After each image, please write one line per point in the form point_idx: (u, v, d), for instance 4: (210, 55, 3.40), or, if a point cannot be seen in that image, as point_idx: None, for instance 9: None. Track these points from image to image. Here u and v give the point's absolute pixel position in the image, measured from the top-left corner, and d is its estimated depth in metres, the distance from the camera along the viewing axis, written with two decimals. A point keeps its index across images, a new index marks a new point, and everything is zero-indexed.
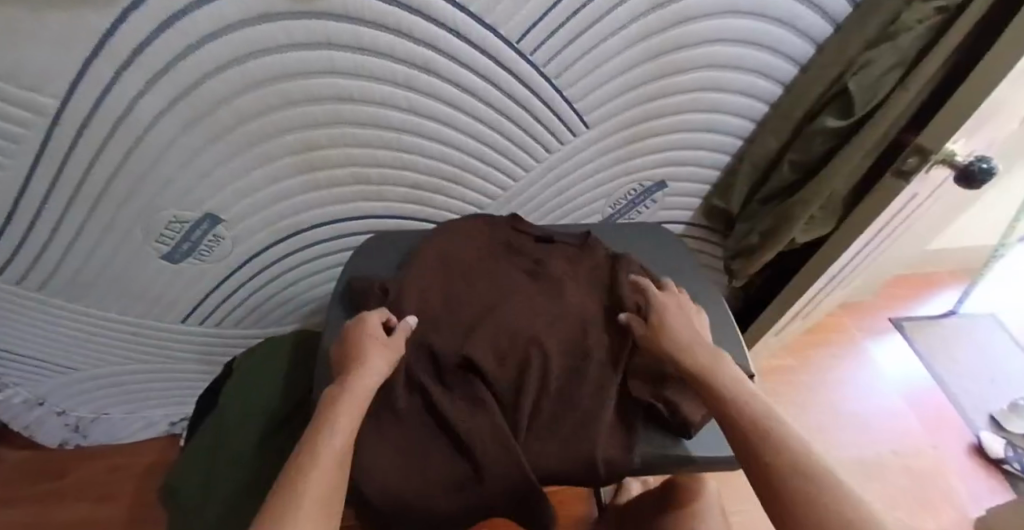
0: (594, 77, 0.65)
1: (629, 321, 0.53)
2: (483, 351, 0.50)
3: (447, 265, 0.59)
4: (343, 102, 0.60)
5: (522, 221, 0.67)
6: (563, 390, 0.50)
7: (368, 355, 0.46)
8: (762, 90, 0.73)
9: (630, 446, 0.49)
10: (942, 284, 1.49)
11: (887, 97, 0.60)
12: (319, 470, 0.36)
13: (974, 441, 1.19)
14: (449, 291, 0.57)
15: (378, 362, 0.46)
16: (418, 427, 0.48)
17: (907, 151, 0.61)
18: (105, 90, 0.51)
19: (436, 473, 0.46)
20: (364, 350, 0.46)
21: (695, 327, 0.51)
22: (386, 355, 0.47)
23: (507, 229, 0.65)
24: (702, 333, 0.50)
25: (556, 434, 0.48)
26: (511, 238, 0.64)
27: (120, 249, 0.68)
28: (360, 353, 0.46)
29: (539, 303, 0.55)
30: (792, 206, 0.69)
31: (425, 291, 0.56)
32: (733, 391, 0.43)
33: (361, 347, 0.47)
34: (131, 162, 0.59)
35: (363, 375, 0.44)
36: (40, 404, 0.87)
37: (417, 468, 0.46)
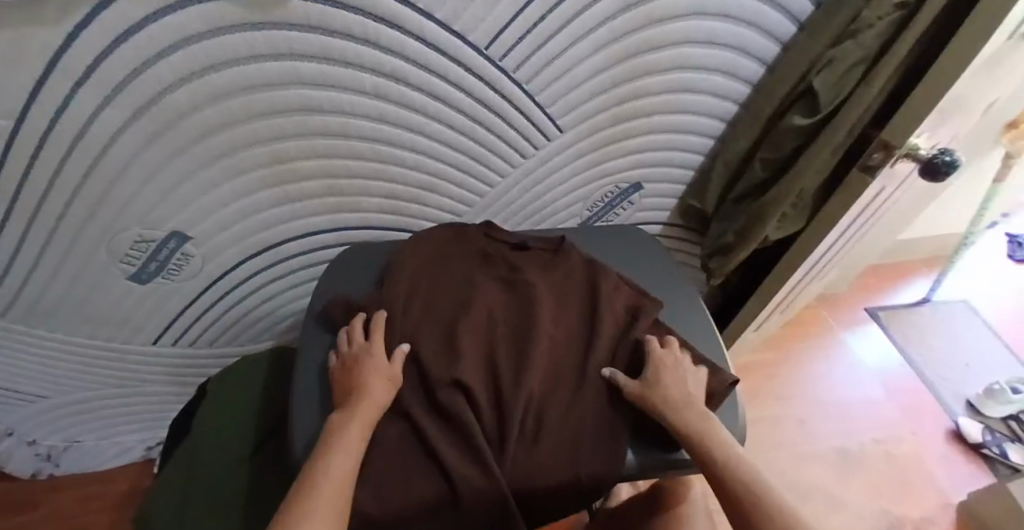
0: (565, 81, 0.65)
1: (614, 377, 0.52)
2: (461, 366, 0.49)
3: (424, 279, 0.58)
4: (310, 112, 0.59)
5: (497, 229, 0.66)
6: (545, 400, 0.50)
7: (369, 383, 0.48)
8: (731, 89, 0.74)
9: (614, 456, 0.49)
10: (915, 272, 1.53)
11: (851, 94, 0.61)
12: (323, 496, 0.38)
13: (953, 428, 1.22)
14: (427, 305, 0.56)
15: (377, 395, 0.47)
16: (399, 445, 0.47)
17: (873, 147, 0.62)
18: (60, 110, 0.49)
19: (418, 492, 0.44)
20: (364, 381, 0.48)
21: (688, 387, 0.51)
22: (388, 384, 0.48)
23: (481, 237, 0.64)
24: (693, 394, 0.51)
25: (536, 446, 0.48)
26: (487, 246, 0.63)
27: (84, 271, 0.66)
28: (361, 383, 0.47)
29: (516, 316, 0.55)
30: (765, 204, 0.69)
31: (403, 306, 0.56)
32: (727, 461, 0.45)
33: (364, 374, 0.48)
34: (93, 181, 0.57)
35: (364, 407, 0.45)
36: (9, 435, 0.84)
37: (402, 480, 0.45)
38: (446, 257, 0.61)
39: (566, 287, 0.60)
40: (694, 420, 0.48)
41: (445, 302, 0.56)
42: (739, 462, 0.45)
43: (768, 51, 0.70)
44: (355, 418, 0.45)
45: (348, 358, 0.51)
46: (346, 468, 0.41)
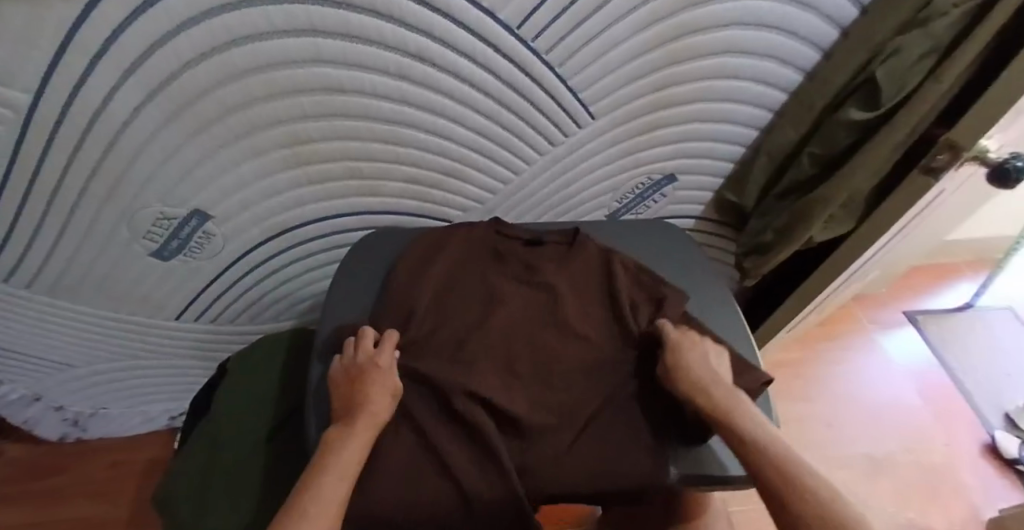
0: (600, 65, 0.61)
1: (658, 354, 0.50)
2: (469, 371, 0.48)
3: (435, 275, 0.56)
4: (331, 92, 0.57)
5: (505, 225, 0.62)
6: (566, 407, 0.48)
7: (370, 395, 0.45)
8: (780, 77, 0.69)
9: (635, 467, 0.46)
10: (959, 275, 1.45)
11: (917, 90, 0.55)
12: (311, 523, 0.35)
13: (988, 441, 1.16)
14: (438, 304, 0.55)
15: (380, 409, 0.44)
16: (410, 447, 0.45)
17: (937, 148, 0.57)
18: (78, 85, 0.48)
19: (425, 495, 0.43)
20: (366, 391, 0.45)
21: (713, 367, 0.48)
22: (389, 394, 0.45)
23: (491, 233, 0.60)
24: (720, 373, 0.48)
25: (562, 458, 0.46)
26: (498, 243, 0.59)
27: (106, 247, 0.66)
28: (363, 394, 0.45)
29: (531, 314, 0.53)
30: (811, 202, 0.64)
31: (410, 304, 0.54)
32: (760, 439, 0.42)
33: (365, 385, 0.45)
34: (114, 158, 0.56)
35: (363, 423, 0.43)
36: (37, 400, 0.86)
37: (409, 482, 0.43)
38: (456, 252, 0.58)
39: (587, 282, 0.57)
40: (719, 398, 0.45)
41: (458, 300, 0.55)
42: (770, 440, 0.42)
43: (824, 37, 0.65)
44: (354, 432, 0.42)
45: (352, 364, 0.48)
46: (341, 492, 0.38)
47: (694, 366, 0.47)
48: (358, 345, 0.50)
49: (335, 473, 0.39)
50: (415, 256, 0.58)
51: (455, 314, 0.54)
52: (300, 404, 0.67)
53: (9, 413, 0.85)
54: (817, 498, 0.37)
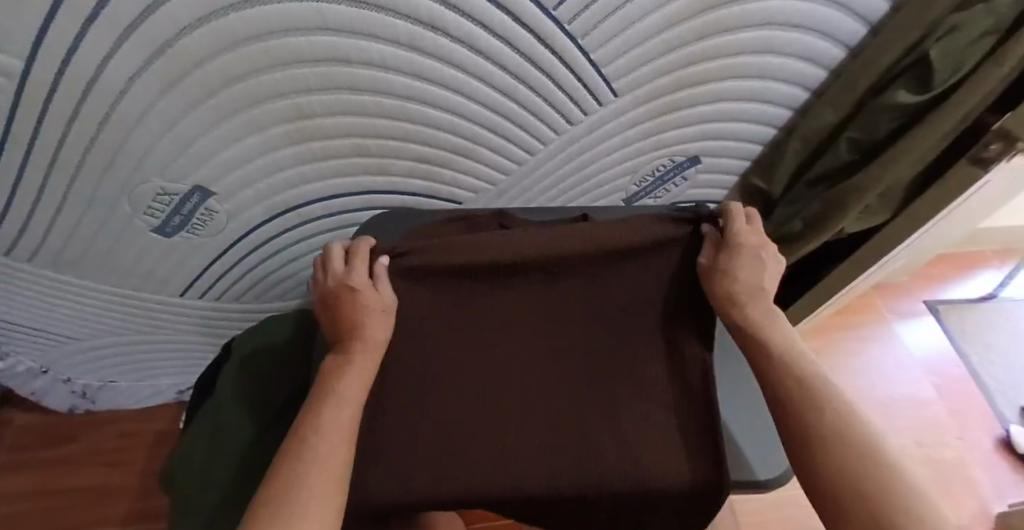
0: (626, 37, 0.57)
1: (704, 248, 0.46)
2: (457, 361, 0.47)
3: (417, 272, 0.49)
4: (338, 64, 0.53)
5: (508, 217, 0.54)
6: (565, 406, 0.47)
7: (364, 321, 0.43)
8: (819, 53, 0.64)
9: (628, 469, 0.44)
10: (983, 264, 1.41)
11: (976, 69, 0.51)
12: (323, 444, 0.35)
13: (1003, 435, 1.14)
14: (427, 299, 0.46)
15: (378, 333, 0.43)
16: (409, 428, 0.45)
17: (989, 137, 0.53)
18: (71, 50, 0.45)
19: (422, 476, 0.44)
20: (359, 316, 0.42)
21: (762, 276, 0.44)
22: (383, 319, 0.43)
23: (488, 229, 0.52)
24: (765, 283, 0.44)
25: (552, 449, 0.45)
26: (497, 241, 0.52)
27: (107, 222, 0.64)
28: (357, 319, 0.42)
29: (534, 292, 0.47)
30: (847, 190, 0.61)
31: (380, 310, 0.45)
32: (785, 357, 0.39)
33: (350, 320, 0.42)
34: (110, 129, 0.53)
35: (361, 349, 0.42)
36: (44, 372, 0.85)
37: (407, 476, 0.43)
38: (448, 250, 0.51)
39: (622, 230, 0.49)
40: (755, 310, 0.42)
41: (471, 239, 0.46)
42: (793, 357, 0.39)
43: (869, 9, 0.60)
44: (355, 359, 0.41)
45: (330, 285, 0.44)
46: (349, 413, 0.38)
47: (742, 270, 0.43)
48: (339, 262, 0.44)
49: (339, 396, 0.38)
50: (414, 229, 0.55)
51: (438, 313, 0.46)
52: (303, 385, 0.66)
53: (17, 385, 0.85)
54: (828, 421, 0.35)
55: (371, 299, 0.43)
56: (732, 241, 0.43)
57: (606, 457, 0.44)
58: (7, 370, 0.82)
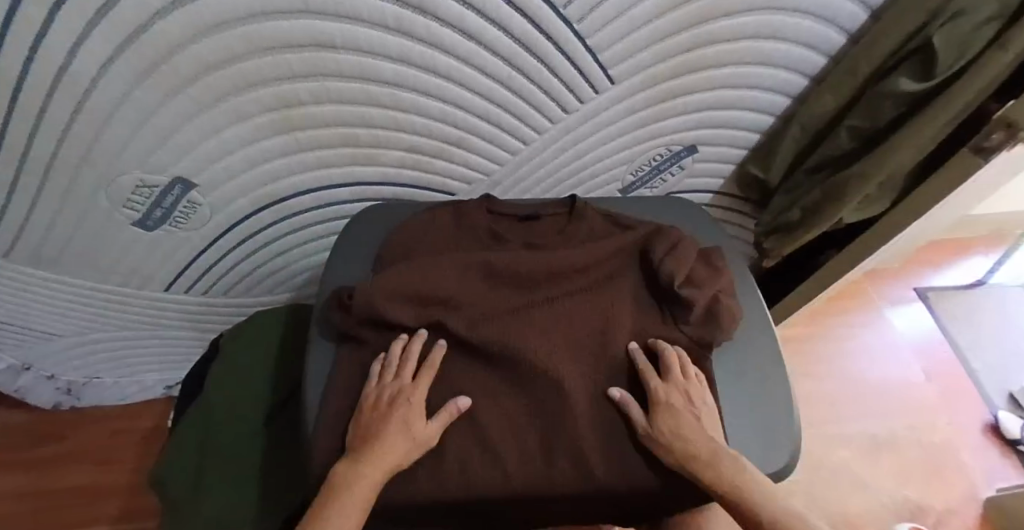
0: (622, 23, 0.55)
1: (624, 401, 0.45)
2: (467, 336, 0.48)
3: (419, 251, 0.53)
4: (323, 50, 0.51)
5: (497, 202, 0.58)
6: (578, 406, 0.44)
7: (388, 432, 0.42)
8: (819, 38, 0.63)
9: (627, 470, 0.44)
10: (973, 250, 1.41)
11: (977, 58, 0.50)
12: None
13: (991, 420, 1.16)
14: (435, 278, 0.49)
15: (400, 447, 0.41)
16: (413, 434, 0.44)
17: (991, 125, 0.52)
18: (39, 38, 0.43)
19: (421, 480, 0.42)
20: (385, 427, 0.42)
21: (705, 429, 0.46)
22: (408, 439, 0.42)
23: (482, 213, 0.57)
24: (713, 437, 0.46)
25: (553, 445, 0.43)
26: (493, 225, 0.56)
27: (86, 216, 0.61)
28: (381, 430, 0.42)
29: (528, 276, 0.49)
30: (848, 179, 0.60)
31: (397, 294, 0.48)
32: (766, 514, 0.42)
33: (387, 430, 0.42)
34: (85, 120, 0.51)
35: (376, 464, 0.40)
36: (27, 369, 0.83)
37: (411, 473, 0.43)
38: (443, 233, 0.55)
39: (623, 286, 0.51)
40: (723, 468, 0.43)
41: (478, 298, 0.48)
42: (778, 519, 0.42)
43: None
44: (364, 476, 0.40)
45: (384, 394, 0.45)
46: None
47: (685, 428, 0.44)
48: (403, 360, 0.46)
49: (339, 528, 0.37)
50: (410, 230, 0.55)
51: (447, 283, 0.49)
52: (296, 382, 0.64)
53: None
54: None
55: (418, 422, 0.43)
56: (656, 407, 0.45)
57: (604, 458, 0.44)
58: None
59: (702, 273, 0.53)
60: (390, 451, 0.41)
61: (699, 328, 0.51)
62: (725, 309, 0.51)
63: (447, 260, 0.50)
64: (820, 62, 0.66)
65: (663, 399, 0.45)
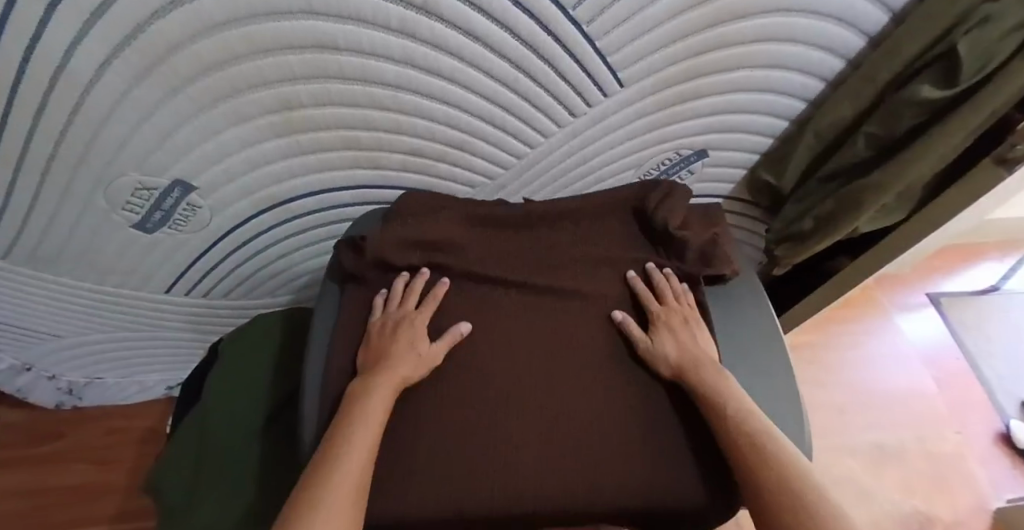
0: (634, 24, 0.53)
1: (625, 319, 0.51)
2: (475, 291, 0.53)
3: (431, 220, 0.54)
4: (324, 52, 0.49)
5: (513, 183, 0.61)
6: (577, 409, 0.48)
7: (400, 352, 0.46)
8: (838, 41, 0.61)
9: (629, 477, 0.45)
10: (987, 256, 1.39)
11: (1004, 66, 0.48)
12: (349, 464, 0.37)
13: (1002, 429, 1.14)
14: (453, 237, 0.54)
15: (408, 367, 0.46)
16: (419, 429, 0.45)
17: (1015, 137, 0.50)
18: (35, 38, 0.42)
19: (425, 487, 0.43)
20: (394, 350, 0.47)
21: (698, 344, 0.51)
22: (417, 361, 0.46)
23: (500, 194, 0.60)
24: (704, 351, 0.50)
25: (552, 449, 0.45)
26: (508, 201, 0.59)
27: (84, 217, 0.60)
28: (393, 352, 0.47)
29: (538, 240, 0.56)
30: (864, 189, 0.58)
31: (406, 234, 0.54)
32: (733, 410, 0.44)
33: (399, 350, 0.47)
34: (82, 121, 0.50)
35: (391, 376, 0.45)
36: (28, 369, 0.83)
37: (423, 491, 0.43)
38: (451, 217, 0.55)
39: (612, 301, 0.54)
40: (706, 372, 0.47)
41: (487, 252, 0.54)
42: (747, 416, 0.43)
43: None
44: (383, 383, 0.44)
45: (391, 320, 0.50)
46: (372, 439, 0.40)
47: (676, 342, 0.50)
48: (410, 294, 0.51)
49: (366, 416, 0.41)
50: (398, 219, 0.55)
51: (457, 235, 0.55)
52: (297, 387, 0.63)
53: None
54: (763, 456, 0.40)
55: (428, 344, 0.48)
56: (654, 327, 0.51)
57: (605, 460, 0.45)
58: None
59: (696, 223, 0.59)
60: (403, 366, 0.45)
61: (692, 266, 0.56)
62: (721, 250, 0.57)
63: (456, 215, 0.56)
64: (837, 65, 0.63)
65: (659, 316, 0.51)
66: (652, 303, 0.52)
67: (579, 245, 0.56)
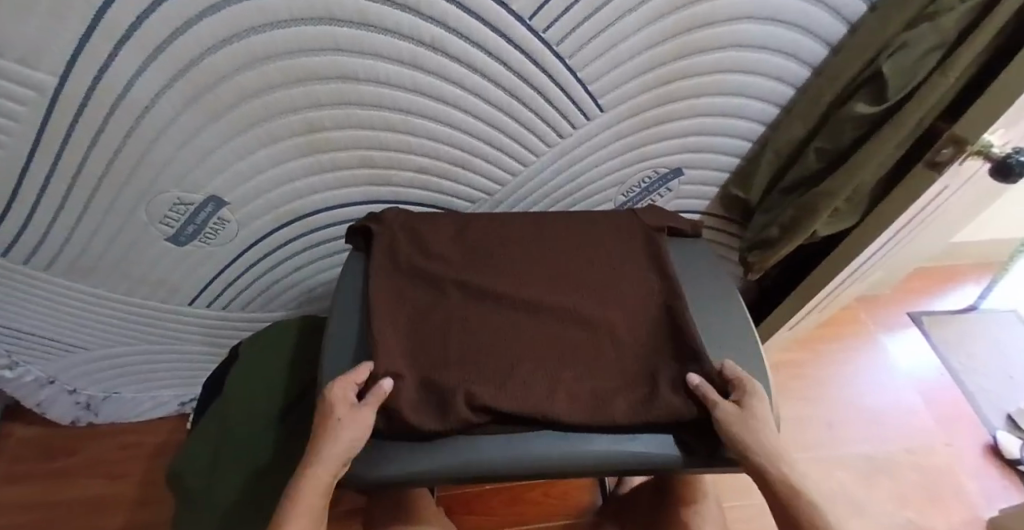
0: (611, 57, 0.62)
1: (704, 390, 0.49)
2: (474, 274, 0.59)
3: (425, 225, 0.64)
4: (345, 82, 0.58)
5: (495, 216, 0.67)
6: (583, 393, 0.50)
7: (336, 436, 0.46)
8: (787, 72, 0.70)
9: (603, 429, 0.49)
10: (963, 277, 1.45)
11: (924, 83, 0.56)
12: None
13: (990, 441, 1.16)
14: (453, 241, 0.62)
15: (342, 447, 0.45)
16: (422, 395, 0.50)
17: (941, 142, 0.58)
18: (102, 69, 0.49)
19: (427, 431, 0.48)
20: (332, 426, 0.46)
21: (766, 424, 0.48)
22: (357, 431, 0.46)
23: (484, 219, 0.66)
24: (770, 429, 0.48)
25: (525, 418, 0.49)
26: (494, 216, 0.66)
27: (125, 231, 0.67)
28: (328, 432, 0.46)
29: (521, 233, 0.64)
30: (816, 198, 0.66)
31: (409, 224, 0.64)
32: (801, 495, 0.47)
33: (333, 422, 0.46)
34: (134, 142, 0.57)
35: (326, 460, 0.45)
36: (51, 382, 0.88)
37: (407, 457, 0.48)
38: (443, 221, 0.65)
39: (590, 278, 0.60)
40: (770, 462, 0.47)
41: (481, 240, 0.62)
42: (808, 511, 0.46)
43: (830, 32, 0.66)
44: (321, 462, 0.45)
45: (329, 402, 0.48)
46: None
47: (757, 425, 0.48)
48: (348, 381, 0.49)
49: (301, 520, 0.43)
50: (397, 223, 0.64)
51: (445, 235, 0.63)
52: (310, 383, 0.68)
53: (23, 396, 0.87)
54: None
55: (355, 418, 0.46)
56: (744, 400, 0.49)
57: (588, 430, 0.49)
58: (16, 379, 0.84)
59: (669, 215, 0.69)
60: (325, 463, 0.45)
61: (652, 236, 0.65)
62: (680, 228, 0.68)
63: (447, 216, 0.66)
64: (789, 92, 0.72)
65: (761, 400, 0.49)
66: (754, 388, 0.50)
67: (557, 238, 0.64)
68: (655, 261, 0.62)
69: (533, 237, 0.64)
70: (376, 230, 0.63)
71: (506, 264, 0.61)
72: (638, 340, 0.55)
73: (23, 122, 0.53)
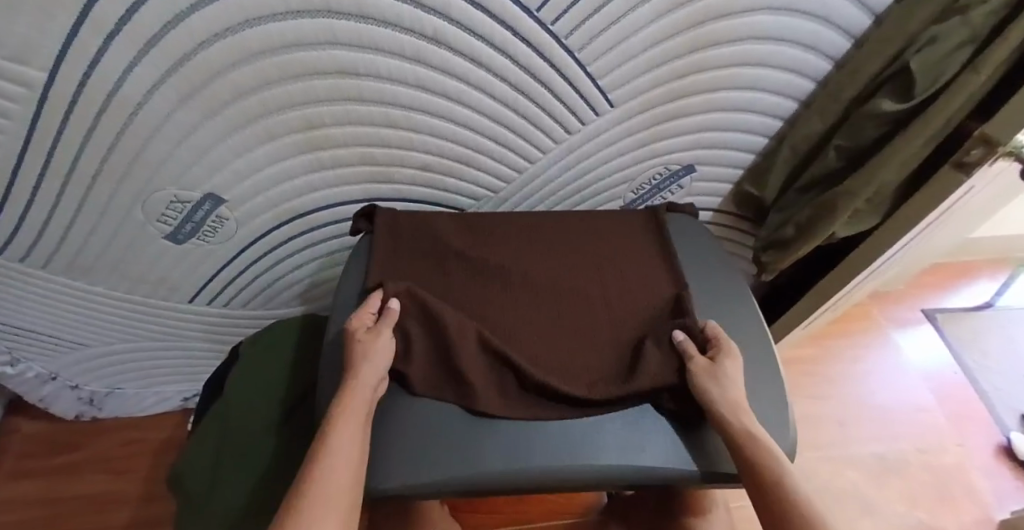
0: (622, 50, 0.59)
1: (686, 344, 0.51)
2: (477, 252, 0.59)
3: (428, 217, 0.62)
4: (343, 77, 0.56)
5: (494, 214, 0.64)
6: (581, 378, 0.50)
7: (361, 362, 0.47)
8: (807, 65, 0.67)
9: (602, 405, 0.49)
10: (979, 274, 1.42)
11: (954, 79, 0.53)
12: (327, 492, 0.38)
13: (1003, 441, 1.14)
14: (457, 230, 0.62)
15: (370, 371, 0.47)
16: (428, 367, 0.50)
17: (970, 142, 0.55)
18: (92, 65, 0.47)
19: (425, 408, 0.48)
20: (354, 357, 0.48)
21: (737, 386, 0.49)
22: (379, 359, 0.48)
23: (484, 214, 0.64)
24: (743, 401, 0.48)
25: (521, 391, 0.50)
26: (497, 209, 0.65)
27: (122, 229, 0.66)
28: (352, 363, 0.48)
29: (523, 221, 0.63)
30: (834, 199, 0.63)
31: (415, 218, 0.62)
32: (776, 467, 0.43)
33: (357, 348, 0.48)
34: (128, 140, 0.56)
35: (358, 384, 0.46)
36: (52, 379, 0.87)
37: (412, 470, 0.45)
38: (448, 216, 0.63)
39: (590, 254, 0.60)
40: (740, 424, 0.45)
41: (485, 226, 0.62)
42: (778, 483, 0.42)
43: (853, 23, 0.63)
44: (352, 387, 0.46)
45: (354, 329, 0.50)
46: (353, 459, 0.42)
47: (727, 386, 0.48)
48: (364, 311, 0.52)
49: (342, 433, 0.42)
50: (398, 221, 0.62)
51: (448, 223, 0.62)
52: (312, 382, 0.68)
53: (26, 392, 0.87)
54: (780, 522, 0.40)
55: (378, 340, 0.49)
56: (717, 356, 0.50)
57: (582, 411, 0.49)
58: (18, 375, 0.83)
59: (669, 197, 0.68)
60: (360, 387, 0.46)
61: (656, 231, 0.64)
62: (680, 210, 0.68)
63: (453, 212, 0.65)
64: (808, 86, 0.69)
65: (734, 359, 0.50)
66: (730, 348, 0.51)
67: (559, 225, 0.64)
68: (662, 252, 0.61)
69: (535, 225, 0.63)
70: (376, 222, 0.62)
71: (505, 244, 0.60)
72: (638, 315, 0.55)
73: (13, 119, 0.51)
